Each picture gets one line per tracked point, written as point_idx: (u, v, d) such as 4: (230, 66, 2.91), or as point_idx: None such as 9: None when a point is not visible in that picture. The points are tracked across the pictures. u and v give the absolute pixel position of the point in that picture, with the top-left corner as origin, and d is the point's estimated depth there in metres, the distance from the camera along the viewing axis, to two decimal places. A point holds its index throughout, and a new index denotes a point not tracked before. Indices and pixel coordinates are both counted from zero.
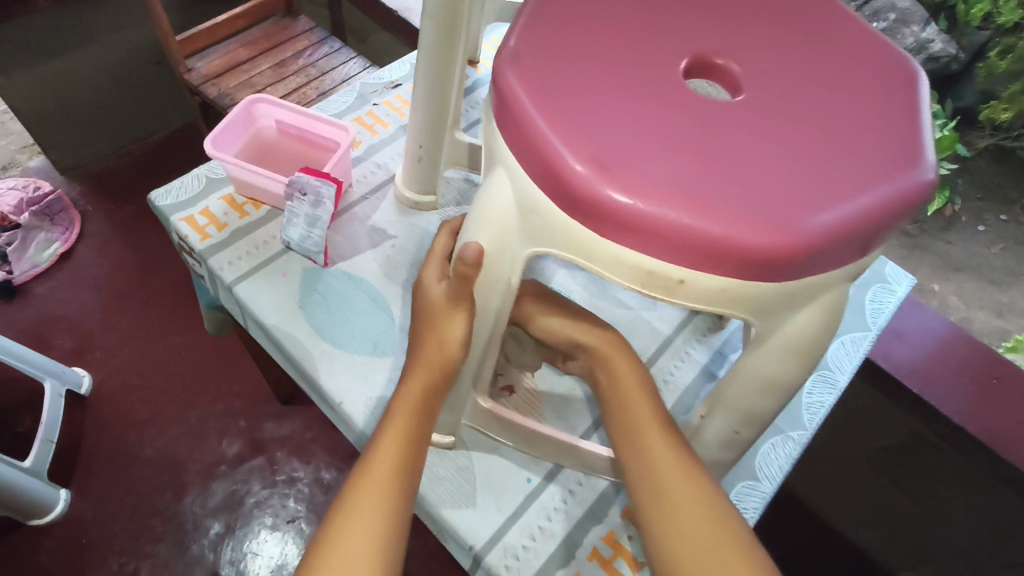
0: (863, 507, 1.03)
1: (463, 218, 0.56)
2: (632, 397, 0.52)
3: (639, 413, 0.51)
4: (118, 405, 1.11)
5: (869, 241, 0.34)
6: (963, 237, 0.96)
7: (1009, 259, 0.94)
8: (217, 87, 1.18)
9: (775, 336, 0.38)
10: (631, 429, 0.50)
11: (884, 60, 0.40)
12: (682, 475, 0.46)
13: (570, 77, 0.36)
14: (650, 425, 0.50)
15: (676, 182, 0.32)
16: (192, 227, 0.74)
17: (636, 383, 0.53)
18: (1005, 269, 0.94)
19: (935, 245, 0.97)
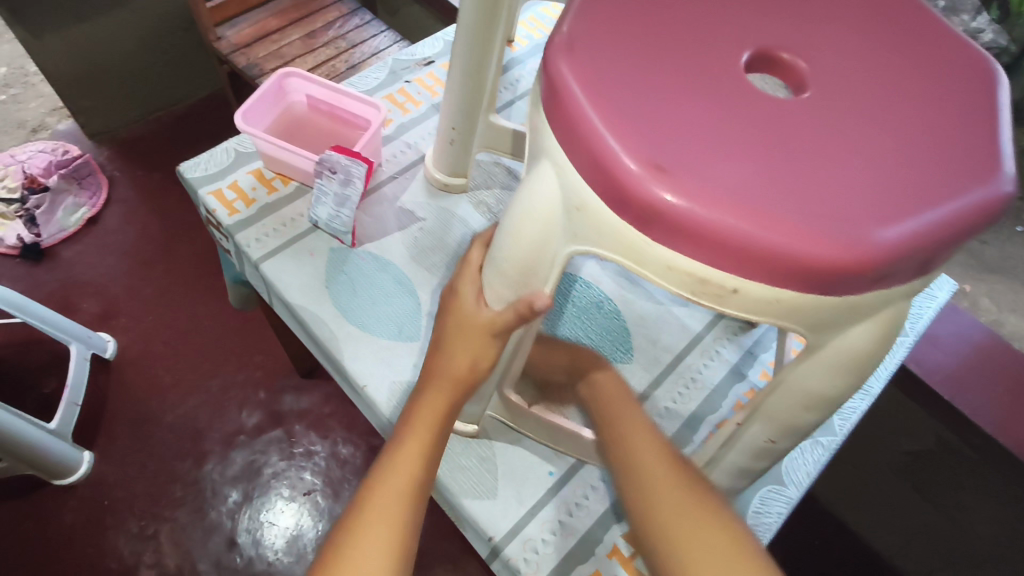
0: (883, 508, 0.96)
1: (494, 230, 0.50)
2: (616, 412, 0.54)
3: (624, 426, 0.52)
4: (142, 372, 1.12)
5: (942, 254, 0.32)
6: (1001, 239, 0.93)
7: None
8: (246, 56, 1.17)
9: (827, 350, 0.36)
10: (624, 446, 0.51)
11: (963, 59, 0.38)
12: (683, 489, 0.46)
13: (626, 67, 0.34)
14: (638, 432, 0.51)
15: (738, 186, 0.30)
16: (220, 202, 0.73)
17: (620, 398, 0.56)
18: None
19: (970, 245, 0.94)
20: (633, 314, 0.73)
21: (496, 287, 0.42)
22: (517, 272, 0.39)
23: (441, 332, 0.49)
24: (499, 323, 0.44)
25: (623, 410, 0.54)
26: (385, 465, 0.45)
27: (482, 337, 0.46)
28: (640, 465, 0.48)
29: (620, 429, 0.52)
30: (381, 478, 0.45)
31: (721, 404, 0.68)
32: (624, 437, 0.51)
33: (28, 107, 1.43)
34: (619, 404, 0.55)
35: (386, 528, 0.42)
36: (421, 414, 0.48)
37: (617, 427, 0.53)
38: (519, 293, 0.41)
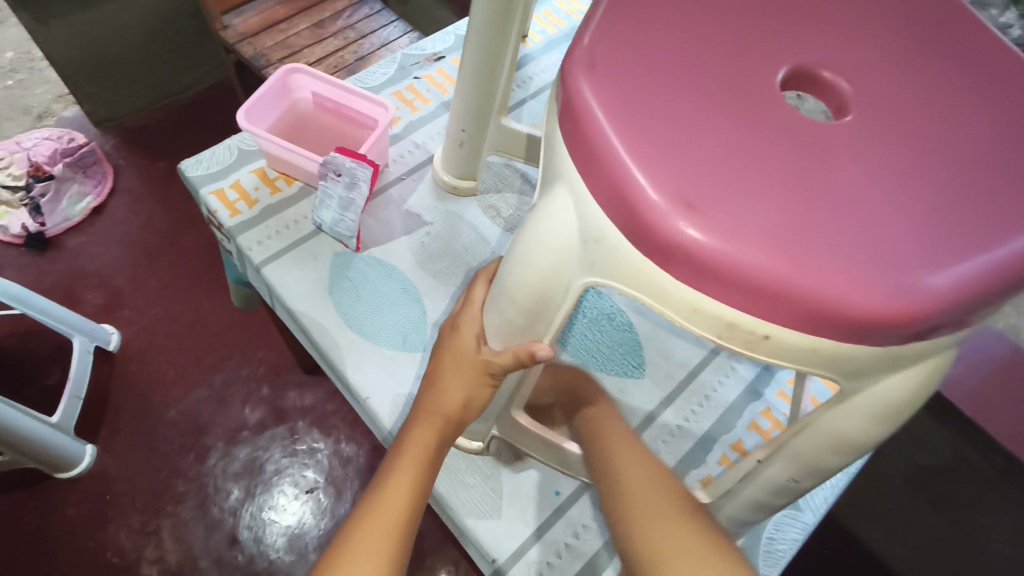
0: (896, 520, 0.94)
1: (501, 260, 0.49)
2: (616, 444, 0.51)
3: (622, 461, 0.49)
4: (146, 365, 1.11)
5: (992, 301, 0.30)
6: None
7: None
8: (253, 45, 1.14)
9: (859, 397, 0.33)
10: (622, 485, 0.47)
11: (1013, 84, 0.36)
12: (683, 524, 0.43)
13: (653, 88, 0.32)
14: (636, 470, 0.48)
15: (774, 226, 0.28)
16: (221, 202, 0.71)
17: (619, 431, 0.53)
18: None
19: None
20: (646, 328, 0.70)
21: (504, 313, 0.39)
22: (528, 301, 0.37)
23: (438, 364, 0.49)
24: (498, 363, 0.43)
25: (619, 440, 0.51)
26: (371, 503, 0.44)
27: (477, 375, 0.46)
28: (633, 497, 0.46)
29: (612, 458, 0.50)
30: (368, 514, 0.44)
31: (736, 422, 0.65)
32: (621, 468, 0.49)
33: (35, 92, 1.41)
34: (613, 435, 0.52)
35: (372, 566, 0.41)
36: (412, 448, 0.47)
37: (610, 455, 0.50)
38: (531, 320, 0.39)
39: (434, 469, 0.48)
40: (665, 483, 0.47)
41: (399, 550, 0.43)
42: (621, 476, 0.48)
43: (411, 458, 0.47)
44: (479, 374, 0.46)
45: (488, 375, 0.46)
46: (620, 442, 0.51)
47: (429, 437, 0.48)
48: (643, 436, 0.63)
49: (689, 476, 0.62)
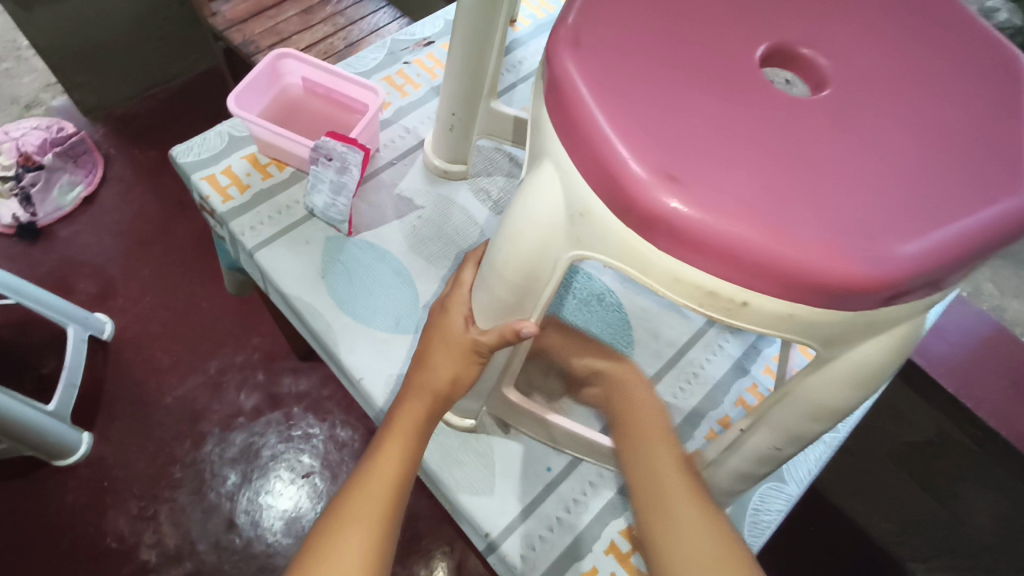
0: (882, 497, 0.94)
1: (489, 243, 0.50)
2: (649, 429, 0.52)
3: (657, 445, 0.50)
4: (140, 353, 1.12)
5: (963, 270, 0.31)
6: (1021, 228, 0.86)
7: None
8: (242, 32, 1.14)
9: (839, 361, 0.34)
10: (651, 472, 0.48)
11: (992, 61, 0.37)
12: (696, 507, 0.46)
13: (637, 66, 0.33)
14: (665, 457, 0.49)
15: (752, 198, 0.29)
16: (213, 187, 0.71)
17: (654, 416, 0.53)
18: None
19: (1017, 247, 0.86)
20: (635, 308, 0.71)
21: (495, 290, 0.41)
22: (516, 277, 0.38)
23: (428, 344, 0.50)
24: (485, 343, 0.45)
25: (647, 419, 0.53)
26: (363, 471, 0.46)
27: (465, 354, 0.47)
28: (654, 473, 0.48)
29: (637, 434, 0.52)
30: (358, 484, 0.45)
31: (724, 399, 0.67)
32: (643, 450, 0.50)
33: (21, 81, 1.40)
34: (648, 419, 0.53)
35: (363, 529, 0.43)
36: (403, 422, 0.48)
37: (636, 434, 0.52)
38: (520, 296, 0.40)
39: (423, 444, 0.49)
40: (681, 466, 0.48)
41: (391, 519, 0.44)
42: (645, 458, 0.50)
43: (402, 430, 0.48)
44: (468, 354, 0.47)
45: (475, 354, 0.47)
46: (653, 425, 0.52)
47: (418, 414, 0.49)
48: None
49: None
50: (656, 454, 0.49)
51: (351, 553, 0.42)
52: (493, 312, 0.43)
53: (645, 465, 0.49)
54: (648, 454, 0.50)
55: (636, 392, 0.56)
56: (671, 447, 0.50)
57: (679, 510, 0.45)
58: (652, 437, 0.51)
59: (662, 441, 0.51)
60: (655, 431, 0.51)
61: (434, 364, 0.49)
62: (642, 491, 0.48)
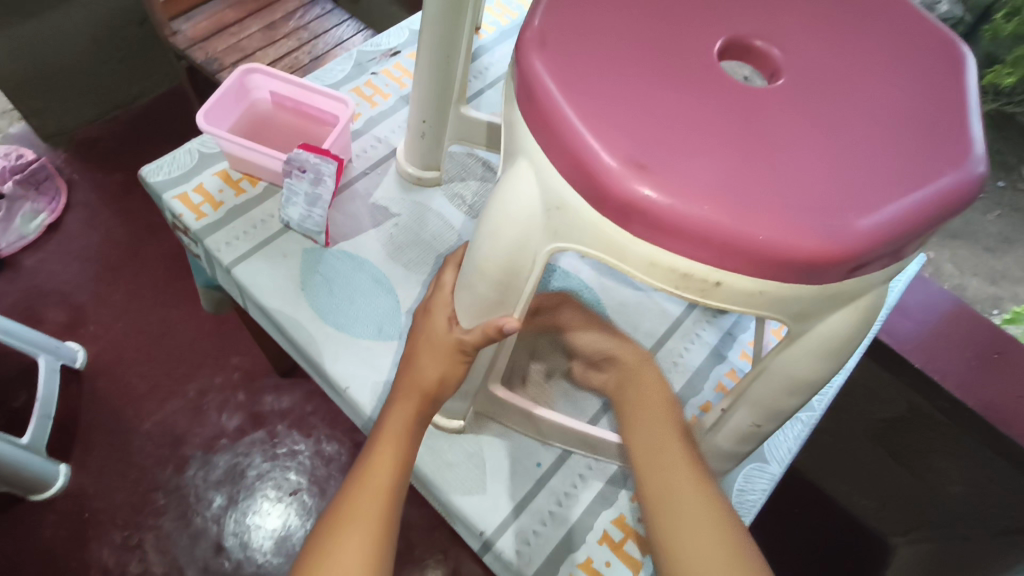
0: (862, 475, 0.98)
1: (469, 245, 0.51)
2: (650, 396, 0.56)
3: (659, 408, 0.55)
4: (115, 380, 1.10)
5: (918, 240, 0.33)
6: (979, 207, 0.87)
7: (1006, 226, 0.84)
8: (204, 50, 1.13)
9: (810, 334, 0.36)
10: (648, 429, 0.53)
11: (930, 45, 0.39)
12: (683, 460, 0.49)
13: (602, 63, 0.34)
14: (664, 416, 0.53)
15: (719, 183, 0.31)
16: (186, 206, 0.71)
17: (657, 388, 0.57)
18: (1001, 237, 0.84)
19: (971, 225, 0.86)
20: (612, 302, 0.73)
21: (477, 287, 0.42)
22: (497, 273, 0.39)
23: (414, 346, 0.50)
24: (469, 342, 0.46)
25: (652, 392, 0.57)
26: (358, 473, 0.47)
27: (451, 355, 0.48)
28: (652, 431, 0.53)
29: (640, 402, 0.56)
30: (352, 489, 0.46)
31: (703, 385, 0.69)
32: (647, 423, 0.54)
33: None
34: (652, 391, 0.57)
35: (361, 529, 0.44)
36: (394, 422, 0.49)
37: (643, 411, 0.55)
38: (501, 291, 0.41)
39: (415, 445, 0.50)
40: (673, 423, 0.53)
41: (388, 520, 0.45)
42: (649, 429, 0.53)
43: (392, 431, 0.49)
44: (453, 354, 0.48)
45: (460, 354, 0.48)
46: (658, 394, 0.56)
47: (408, 414, 0.50)
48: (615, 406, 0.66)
49: None
50: (656, 415, 0.54)
51: (356, 547, 0.43)
52: (475, 309, 0.44)
53: (648, 434, 0.52)
54: (648, 416, 0.54)
55: (646, 372, 0.60)
56: (670, 411, 0.54)
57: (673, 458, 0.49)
58: (655, 404, 0.55)
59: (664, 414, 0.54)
60: (658, 401, 0.56)
61: (419, 367, 0.50)
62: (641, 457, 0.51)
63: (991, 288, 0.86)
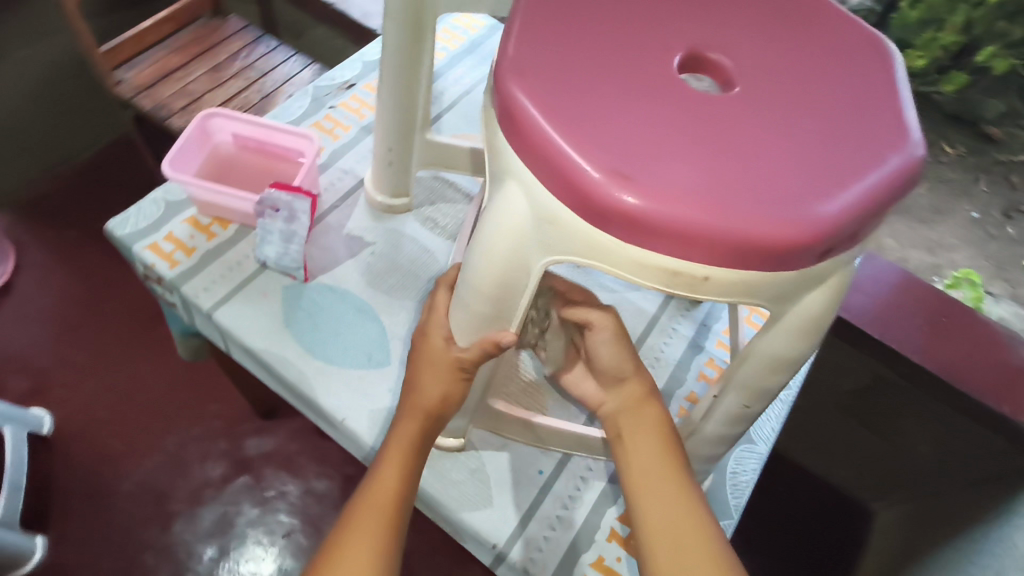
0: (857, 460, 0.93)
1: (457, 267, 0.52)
2: (641, 421, 0.52)
3: (647, 434, 0.51)
4: (88, 442, 1.06)
5: (875, 220, 0.36)
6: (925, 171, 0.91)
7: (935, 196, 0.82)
8: (152, 98, 1.11)
9: (789, 316, 0.39)
10: (637, 455, 0.51)
11: (860, 42, 0.43)
12: (676, 486, 0.48)
13: (575, 84, 0.37)
14: (652, 442, 0.51)
15: (695, 185, 0.34)
16: (158, 255, 0.70)
17: (650, 413, 0.53)
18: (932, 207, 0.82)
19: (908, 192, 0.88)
20: None
21: (472, 306, 0.44)
22: (493, 290, 0.41)
23: (413, 368, 0.51)
24: (468, 360, 0.47)
25: (644, 418, 0.52)
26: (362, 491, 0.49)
27: (451, 373, 0.49)
28: (640, 456, 0.50)
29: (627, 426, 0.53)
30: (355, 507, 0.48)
31: (686, 377, 0.72)
32: (651, 474, 0.49)
33: None
34: (643, 417, 0.53)
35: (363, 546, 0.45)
36: (398, 443, 0.51)
37: (634, 435, 0.52)
38: (497, 307, 0.43)
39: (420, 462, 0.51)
40: (663, 445, 0.51)
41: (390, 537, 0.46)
42: (650, 481, 0.49)
43: (398, 449, 0.50)
44: (452, 372, 0.49)
45: (459, 372, 0.49)
46: (645, 419, 0.52)
47: (412, 434, 0.51)
48: None
49: None
50: (645, 442, 0.51)
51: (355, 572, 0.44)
52: (470, 326, 0.46)
53: (653, 487, 0.48)
54: (636, 440, 0.51)
55: (646, 408, 0.53)
56: (659, 434, 0.51)
57: (664, 487, 0.48)
58: (645, 430, 0.52)
59: (669, 462, 0.49)
60: (649, 427, 0.52)
61: (420, 389, 0.51)
62: (647, 512, 0.48)
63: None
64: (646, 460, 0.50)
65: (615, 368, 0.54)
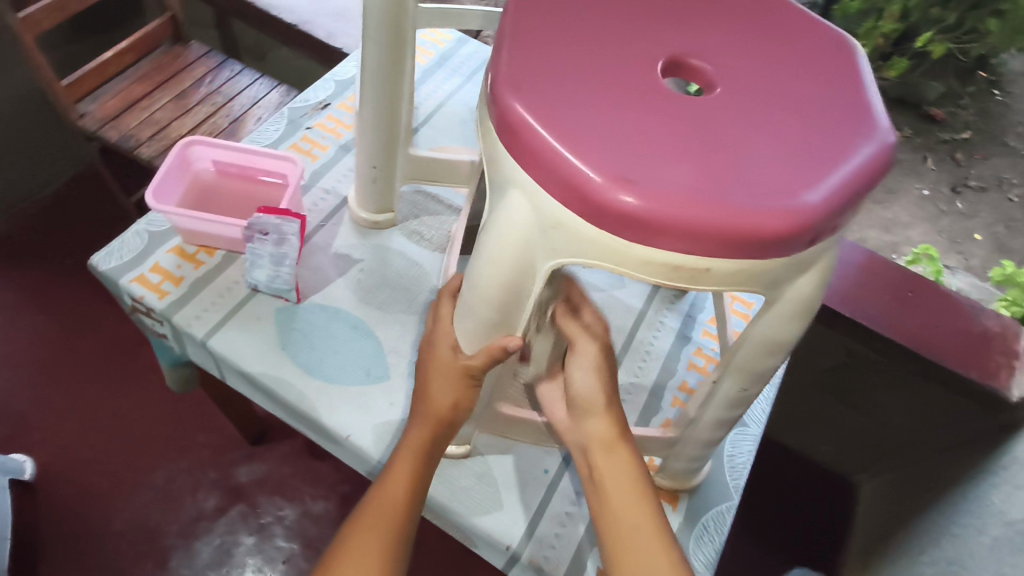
0: (833, 433, 1.09)
1: (458, 277, 0.54)
2: (609, 454, 0.52)
3: (614, 465, 0.51)
4: (73, 484, 1.03)
5: (855, 205, 0.39)
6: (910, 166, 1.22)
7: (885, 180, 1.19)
8: (118, 129, 1.09)
9: (783, 300, 0.42)
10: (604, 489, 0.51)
11: (824, 41, 0.46)
12: (644, 517, 0.49)
13: (569, 95, 0.39)
14: (621, 475, 0.51)
15: (691, 183, 0.36)
16: (146, 287, 0.70)
17: (620, 445, 0.52)
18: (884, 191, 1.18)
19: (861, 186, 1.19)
20: None
21: (479, 312, 0.45)
22: (500, 295, 0.43)
23: (422, 378, 0.52)
24: (476, 367, 0.48)
25: (614, 451, 0.52)
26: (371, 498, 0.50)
27: (460, 381, 0.50)
28: (608, 490, 0.51)
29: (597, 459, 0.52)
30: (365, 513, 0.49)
31: (677, 367, 0.74)
32: (624, 515, 0.49)
33: None
34: (613, 450, 0.52)
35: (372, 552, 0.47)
36: (408, 452, 0.52)
37: (603, 468, 0.52)
38: (504, 312, 0.44)
39: (430, 471, 0.52)
40: (632, 476, 0.51)
41: (398, 542, 0.48)
42: (623, 523, 0.49)
43: (408, 458, 0.51)
44: (461, 379, 0.50)
45: (468, 379, 0.50)
46: (614, 449, 0.52)
47: (424, 440, 0.52)
48: None
49: (652, 423, 0.70)
50: (613, 475, 0.51)
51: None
52: (475, 334, 0.47)
53: (624, 518, 0.49)
54: (605, 471, 0.51)
55: (617, 448, 0.52)
56: (629, 465, 0.51)
57: (632, 521, 0.49)
58: (613, 464, 0.51)
59: (641, 502, 0.49)
60: (618, 461, 0.51)
61: (431, 400, 0.52)
62: (616, 548, 0.49)
63: (889, 236, 1.15)
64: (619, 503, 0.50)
65: (585, 399, 0.54)
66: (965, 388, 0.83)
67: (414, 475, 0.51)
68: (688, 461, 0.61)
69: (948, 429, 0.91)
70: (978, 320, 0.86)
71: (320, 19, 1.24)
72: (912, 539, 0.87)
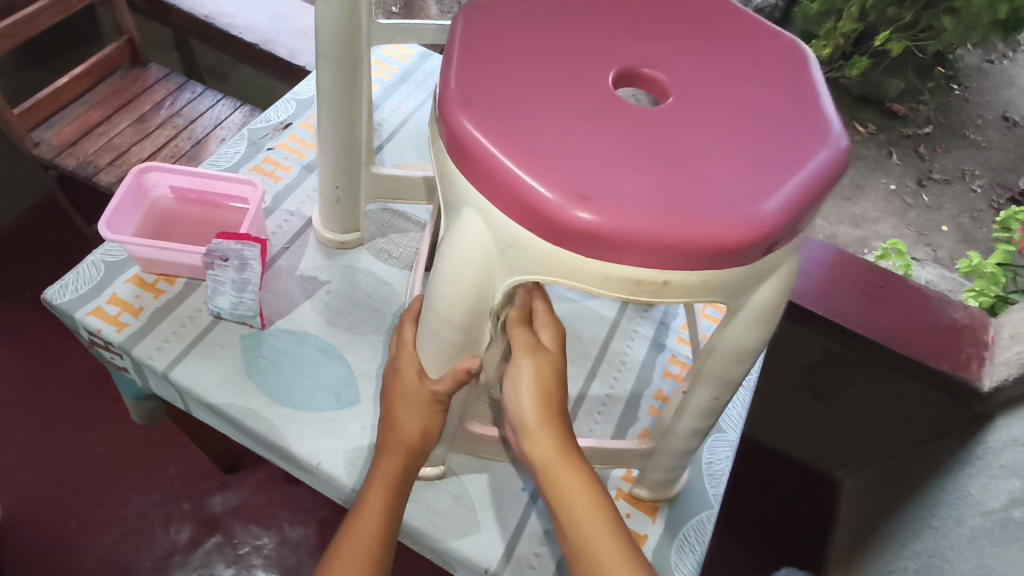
0: (813, 431, 1.09)
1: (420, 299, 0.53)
2: (561, 474, 0.46)
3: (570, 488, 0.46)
4: (38, 525, 0.99)
5: (812, 211, 0.39)
6: (873, 161, 1.24)
7: (853, 175, 1.22)
8: (75, 156, 1.07)
9: (744, 309, 0.42)
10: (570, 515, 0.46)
11: (775, 46, 0.47)
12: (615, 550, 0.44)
13: (521, 111, 0.38)
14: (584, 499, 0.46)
15: (645, 195, 0.36)
16: (103, 320, 0.67)
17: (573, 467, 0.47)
18: (853, 187, 1.20)
19: None
20: None
21: (442, 334, 0.44)
22: (461, 316, 0.42)
23: (389, 405, 0.51)
24: (442, 391, 0.48)
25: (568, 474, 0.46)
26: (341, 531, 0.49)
27: (428, 405, 0.49)
28: (571, 518, 0.45)
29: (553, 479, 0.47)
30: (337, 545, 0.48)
31: (653, 376, 0.74)
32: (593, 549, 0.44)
33: None
34: (564, 472, 0.46)
35: None
36: (379, 480, 0.50)
37: (562, 494, 0.46)
38: (468, 333, 0.43)
39: (404, 499, 0.51)
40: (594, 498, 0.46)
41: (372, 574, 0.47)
42: (587, 548, 0.44)
43: (380, 486, 0.50)
44: (429, 404, 0.49)
45: (437, 403, 0.50)
46: (563, 469, 0.46)
47: (394, 469, 0.50)
48: (581, 416, 0.70)
49: (628, 435, 0.69)
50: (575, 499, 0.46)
51: None
52: (438, 360, 0.47)
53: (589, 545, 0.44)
54: (562, 496, 0.46)
55: (565, 464, 0.47)
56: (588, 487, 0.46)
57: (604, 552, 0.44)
58: (571, 488, 0.46)
59: (600, 528, 0.45)
60: (576, 482, 0.46)
61: (399, 425, 0.51)
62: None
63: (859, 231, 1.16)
64: (577, 522, 0.45)
65: (518, 417, 0.48)
66: (938, 380, 0.84)
67: (385, 503, 0.49)
68: (666, 471, 0.60)
69: (932, 424, 0.91)
70: (947, 312, 0.87)
71: (281, 37, 1.23)
72: (894, 533, 0.87)
